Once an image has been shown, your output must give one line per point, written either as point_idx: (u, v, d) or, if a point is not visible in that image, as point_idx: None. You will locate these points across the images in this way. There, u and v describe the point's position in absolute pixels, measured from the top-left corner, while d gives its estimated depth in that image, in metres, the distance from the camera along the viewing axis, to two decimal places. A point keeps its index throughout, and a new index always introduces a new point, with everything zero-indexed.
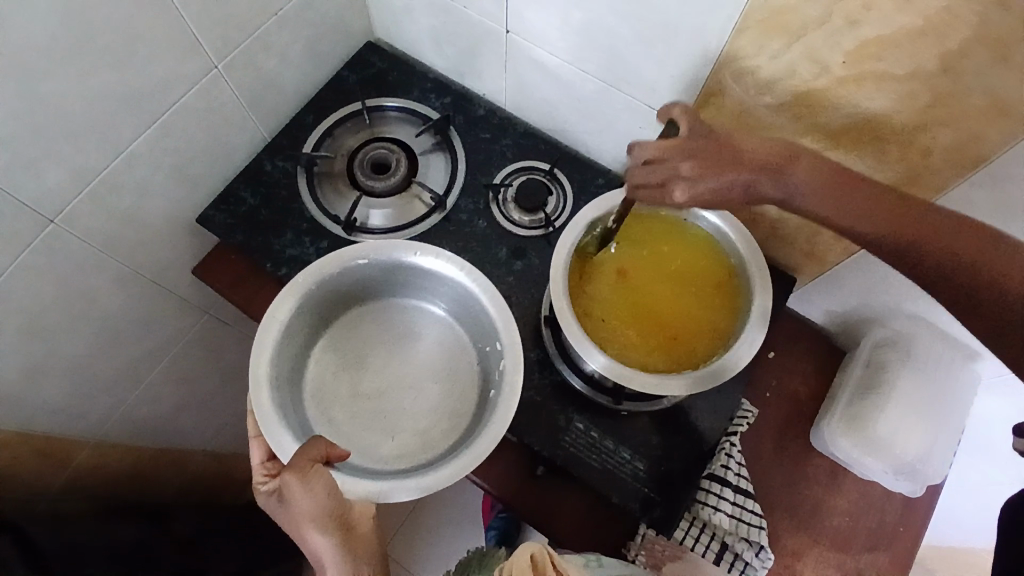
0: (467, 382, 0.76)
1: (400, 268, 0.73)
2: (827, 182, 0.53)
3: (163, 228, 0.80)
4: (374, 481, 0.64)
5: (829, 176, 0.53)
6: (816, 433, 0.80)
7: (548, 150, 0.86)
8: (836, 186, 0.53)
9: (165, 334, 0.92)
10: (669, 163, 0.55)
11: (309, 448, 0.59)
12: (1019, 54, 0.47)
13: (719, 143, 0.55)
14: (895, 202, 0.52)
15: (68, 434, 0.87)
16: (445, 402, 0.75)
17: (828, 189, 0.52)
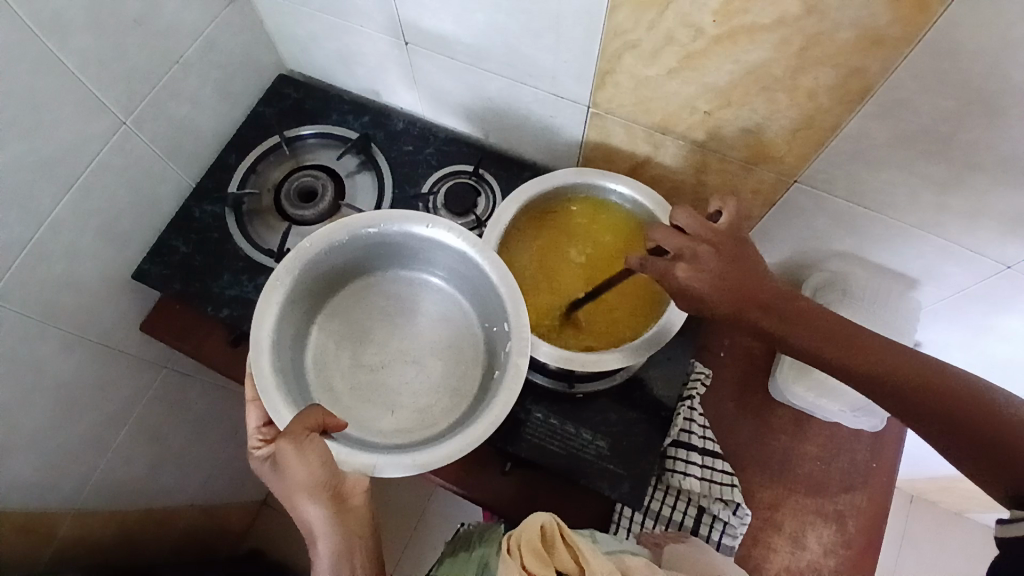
0: (469, 360, 0.73)
1: (409, 238, 0.71)
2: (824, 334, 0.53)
3: (100, 290, 0.80)
4: (372, 454, 0.61)
5: (824, 321, 0.54)
6: (774, 385, 0.81)
7: (471, 152, 0.87)
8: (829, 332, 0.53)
9: (124, 394, 0.92)
10: (688, 240, 0.59)
11: (305, 414, 0.59)
12: None
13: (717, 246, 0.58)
14: (892, 353, 0.52)
15: (46, 508, 0.86)
16: (445, 380, 0.72)
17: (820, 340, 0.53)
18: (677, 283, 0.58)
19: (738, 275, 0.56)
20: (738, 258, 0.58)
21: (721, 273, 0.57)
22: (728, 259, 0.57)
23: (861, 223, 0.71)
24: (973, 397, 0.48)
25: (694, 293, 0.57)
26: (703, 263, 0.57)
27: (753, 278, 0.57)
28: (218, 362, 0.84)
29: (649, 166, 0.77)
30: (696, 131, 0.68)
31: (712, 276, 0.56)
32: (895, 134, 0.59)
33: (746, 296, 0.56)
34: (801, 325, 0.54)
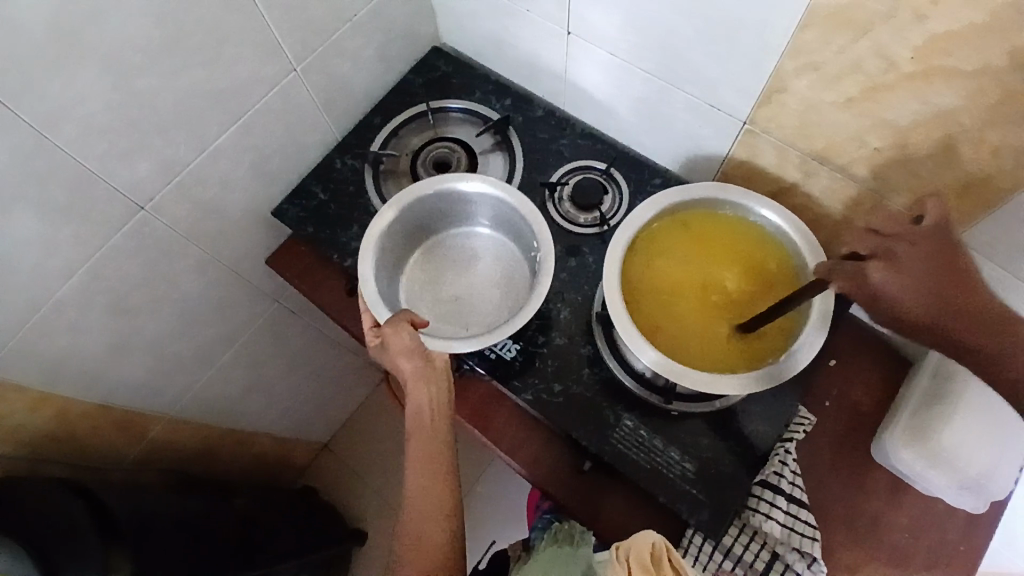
0: (520, 284, 0.80)
1: (453, 198, 0.78)
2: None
3: (241, 219, 0.86)
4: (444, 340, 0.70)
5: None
6: (878, 445, 0.77)
7: (606, 150, 0.87)
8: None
9: (237, 319, 0.99)
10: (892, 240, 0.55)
11: (398, 315, 0.67)
12: None
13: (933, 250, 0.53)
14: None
15: (145, 410, 0.94)
16: (503, 305, 0.79)
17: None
18: (870, 286, 0.54)
19: (947, 284, 0.52)
20: (944, 265, 0.53)
21: (922, 279, 0.52)
22: (937, 259, 0.53)
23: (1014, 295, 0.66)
24: None
25: (892, 295, 0.53)
26: (911, 274, 0.53)
27: (965, 295, 0.51)
28: (331, 307, 0.88)
29: (792, 195, 0.75)
30: (855, 167, 0.65)
31: (909, 279, 0.52)
32: None
33: (946, 315, 0.51)
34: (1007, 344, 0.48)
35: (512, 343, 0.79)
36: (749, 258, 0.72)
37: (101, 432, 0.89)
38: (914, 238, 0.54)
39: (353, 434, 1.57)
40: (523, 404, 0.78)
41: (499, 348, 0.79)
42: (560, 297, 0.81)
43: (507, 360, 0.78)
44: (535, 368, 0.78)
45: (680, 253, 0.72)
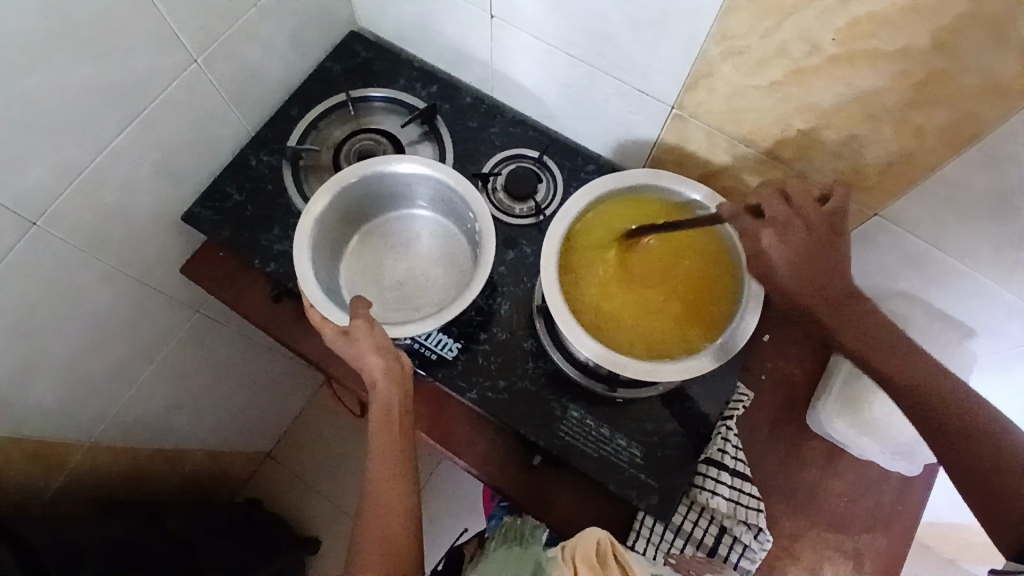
0: (462, 254, 0.77)
1: (371, 186, 0.73)
2: (872, 340, 0.57)
3: (149, 226, 0.79)
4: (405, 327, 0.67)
5: (877, 327, 0.58)
6: (812, 415, 0.81)
7: (537, 137, 0.85)
8: (880, 344, 0.57)
9: (155, 333, 0.91)
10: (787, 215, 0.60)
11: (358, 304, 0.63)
12: (1013, 34, 0.46)
13: (821, 229, 0.60)
14: (933, 377, 0.56)
15: (62, 438, 0.86)
16: (451, 278, 0.76)
17: (870, 353, 0.57)
18: (760, 248, 0.61)
19: (830, 277, 0.59)
20: (826, 242, 0.59)
21: (805, 250, 0.59)
22: (809, 246, 0.59)
23: (930, 265, 0.68)
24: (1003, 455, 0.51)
25: (781, 283, 0.61)
26: (785, 256, 0.60)
27: (828, 270, 0.59)
28: (257, 314, 0.83)
29: (723, 177, 0.75)
30: (783, 149, 0.66)
31: (793, 245, 0.59)
32: (994, 184, 0.56)
33: (812, 286, 0.59)
34: (855, 333, 0.58)
35: (452, 342, 0.77)
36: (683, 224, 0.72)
37: (18, 465, 0.81)
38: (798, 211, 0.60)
39: (297, 440, 1.51)
40: (469, 403, 0.76)
41: (439, 348, 0.77)
42: (498, 290, 0.79)
43: (449, 360, 0.76)
44: (477, 365, 0.76)
45: (611, 243, 0.71)
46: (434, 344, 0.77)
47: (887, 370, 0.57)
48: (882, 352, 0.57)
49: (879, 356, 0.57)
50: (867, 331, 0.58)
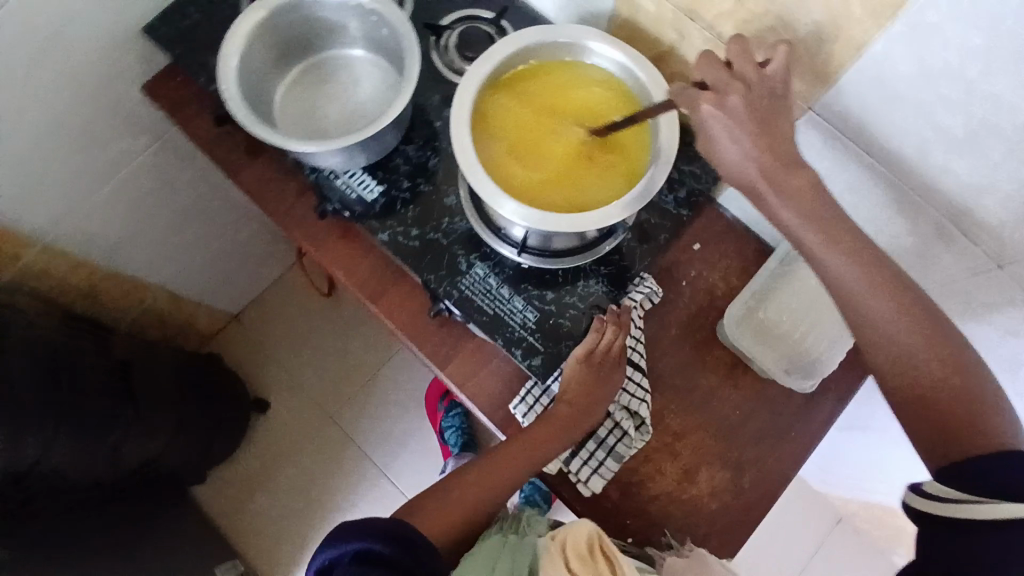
0: (382, 67, 0.78)
1: (267, 37, 0.72)
2: (858, 254, 0.54)
3: (104, 30, 0.80)
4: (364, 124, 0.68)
5: (859, 240, 0.55)
6: (720, 326, 0.80)
7: (499, 1, 0.83)
8: (860, 256, 0.54)
9: (113, 150, 0.95)
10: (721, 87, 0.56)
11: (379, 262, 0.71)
12: None
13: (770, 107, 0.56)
14: (910, 294, 0.54)
15: (12, 232, 0.91)
16: (385, 89, 0.77)
17: (851, 263, 0.54)
18: (700, 118, 0.56)
19: (815, 188, 0.55)
20: (769, 109, 0.55)
21: (753, 137, 0.55)
22: (764, 110, 0.55)
23: (861, 173, 0.65)
24: (954, 359, 0.52)
25: (782, 197, 0.54)
26: (729, 132, 0.55)
27: (791, 167, 0.55)
28: (201, 138, 0.86)
29: (670, 58, 0.72)
30: (721, 22, 0.63)
31: (739, 127, 0.55)
32: (920, 68, 0.53)
33: (776, 180, 0.55)
34: (841, 244, 0.54)
35: (374, 185, 0.78)
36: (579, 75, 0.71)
37: None
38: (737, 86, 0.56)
39: (265, 310, 1.57)
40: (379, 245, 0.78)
41: (361, 188, 0.78)
42: (432, 145, 0.80)
43: (368, 201, 0.78)
44: (394, 211, 0.78)
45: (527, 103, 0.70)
46: (357, 184, 0.78)
47: (856, 287, 0.54)
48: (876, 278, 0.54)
49: (861, 261, 0.54)
50: (849, 243, 0.54)
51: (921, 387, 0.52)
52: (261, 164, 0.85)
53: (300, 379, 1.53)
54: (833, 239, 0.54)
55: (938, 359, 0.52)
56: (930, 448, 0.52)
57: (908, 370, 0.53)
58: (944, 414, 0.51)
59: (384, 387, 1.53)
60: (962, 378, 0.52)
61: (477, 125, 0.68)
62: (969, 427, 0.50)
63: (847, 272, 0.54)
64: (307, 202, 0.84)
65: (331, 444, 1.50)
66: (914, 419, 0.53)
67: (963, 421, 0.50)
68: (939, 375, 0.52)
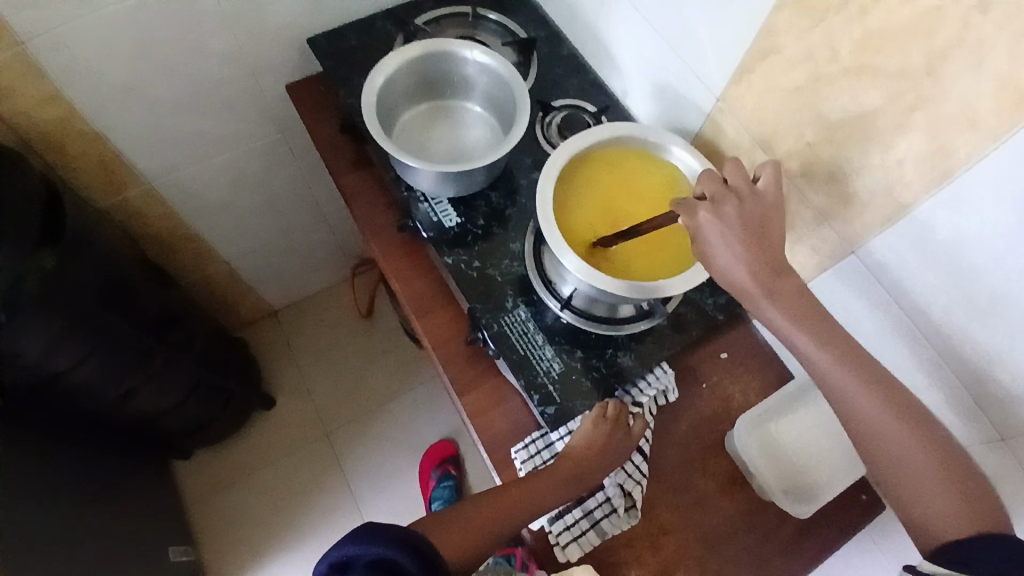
0: (490, 123, 0.90)
1: (404, 78, 0.84)
2: (868, 373, 0.61)
3: (278, 31, 0.96)
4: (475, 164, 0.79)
5: (867, 362, 0.61)
6: (729, 434, 0.82)
7: (604, 101, 0.96)
8: (870, 376, 0.61)
9: (240, 128, 1.08)
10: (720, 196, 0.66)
11: None
12: (993, 60, 0.51)
13: (761, 217, 0.65)
14: (920, 415, 0.59)
15: (131, 167, 1.03)
16: (490, 142, 0.89)
17: (861, 383, 0.60)
18: (695, 221, 0.66)
19: (811, 305, 0.64)
20: (761, 225, 0.64)
21: (741, 238, 0.64)
22: (751, 222, 0.64)
23: (887, 322, 0.71)
24: (931, 441, 0.58)
25: (770, 297, 0.64)
26: (723, 240, 0.64)
27: (775, 261, 0.64)
28: (320, 137, 0.99)
29: None
30: (790, 160, 0.73)
31: (728, 229, 0.64)
32: (956, 233, 0.60)
33: (767, 270, 0.64)
34: (851, 363, 0.61)
35: (454, 215, 0.88)
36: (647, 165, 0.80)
37: (89, 165, 0.98)
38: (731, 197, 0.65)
39: (303, 315, 1.65)
40: (442, 266, 0.86)
41: (441, 215, 0.88)
42: (513, 197, 0.90)
43: (444, 227, 0.87)
44: (463, 241, 0.87)
45: (595, 180, 0.79)
46: (439, 211, 0.88)
47: (866, 406, 0.60)
48: (852, 364, 0.61)
49: (870, 379, 0.60)
50: (859, 364, 0.61)
51: (930, 494, 0.57)
52: (361, 176, 0.97)
53: (310, 388, 1.58)
54: (811, 332, 0.63)
55: (947, 476, 0.56)
56: (924, 523, 0.57)
57: (917, 483, 0.57)
58: (948, 524, 0.55)
59: (385, 420, 1.56)
60: (939, 456, 0.58)
61: (558, 187, 0.77)
62: (963, 531, 0.54)
63: (857, 390, 0.60)
64: (389, 216, 0.94)
65: (316, 459, 1.51)
66: (919, 524, 0.57)
67: (962, 529, 0.54)
68: (948, 491, 0.56)
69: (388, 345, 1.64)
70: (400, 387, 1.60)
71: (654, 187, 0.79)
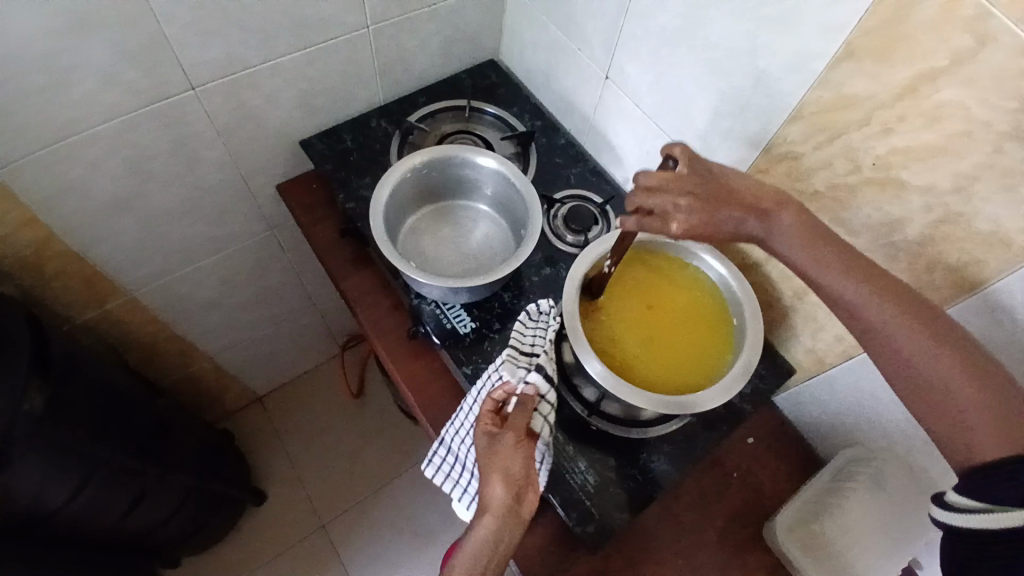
0: (496, 222, 0.89)
1: (408, 186, 0.83)
2: (888, 287, 0.54)
3: (270, 136, 0.93)
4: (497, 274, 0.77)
5: (900, 286, 0.55)
6: (768, 528, 0.81)
7: (608, 190, 0.96)
8: (890, 290, 0.54)
9: (230, 230, 1.04)
10: (669, 195, 0.61)
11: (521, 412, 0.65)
12: None
13: (717, 182, 0.61)
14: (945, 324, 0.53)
15: (115, 280, 0.97)
16: (499, 241, 0.88)
17: (881, 296, 0.54)
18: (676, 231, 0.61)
19: (816, 226, 0.58)
20: (719, 189, 0.61)
21: (706, 213, 0.60)
22: (707, 196, 0.60)
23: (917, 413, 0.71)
24: (964, 353, 0.51)
25: (772, 229, 0.59)
26: (713, 215, 0.60)
27: (746, 190, 0.60)
28: (318, 241, 0.95)
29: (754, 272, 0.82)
30: None
31: (698, 217, 0.60)
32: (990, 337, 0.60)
33: (745, 205, 0.60)
34: (866, 275, 0.55)
35: (468, 320, 0.85)
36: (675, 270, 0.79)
37: (72, 283, 0.91)
38: (696, 180, 0.61)
39: (291, 399, 1.58)
40: (460, 376, 0.83)
41: (455, 321, 0.85)
42: (526, 295, 0.87)
43: (459, 334, 0.84)
44: (481, 348, 0.84)
45: (623, 287, 0.78)
46: (453, 316, 0.85)
47: (889, 320, 0.53)
48: (872, 278, 0.55)
49: (891, 293, 0.54)
50: (884, 282, 0.55)
51: (966, 410, 0.49)
52: (364, 276, 0.94)
53: (303, 476, 1.50)
54: (822, 250, 0.57)
55: (976, 383, 0.49)
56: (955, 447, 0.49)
57: (958, 408, 0.49)
58: (990, 446, 0.47)
59: (383, 505, 1.48)
60: (975, 369, 0.50)
61: (582, 296, 0.76)
62: (996, 454, 0.47)
63: (876, 303, 0.54)
64: (398, 319, 0.91)
65: (314, 554, 1.42)
66: (947, 445, 0.50)
67: (996, 442, 0.47)
68: (978, 400, 0.49)
69: (382, 423, 1.58)
70: (397, 468, 1.53)
71: (682, 293, 0.78)
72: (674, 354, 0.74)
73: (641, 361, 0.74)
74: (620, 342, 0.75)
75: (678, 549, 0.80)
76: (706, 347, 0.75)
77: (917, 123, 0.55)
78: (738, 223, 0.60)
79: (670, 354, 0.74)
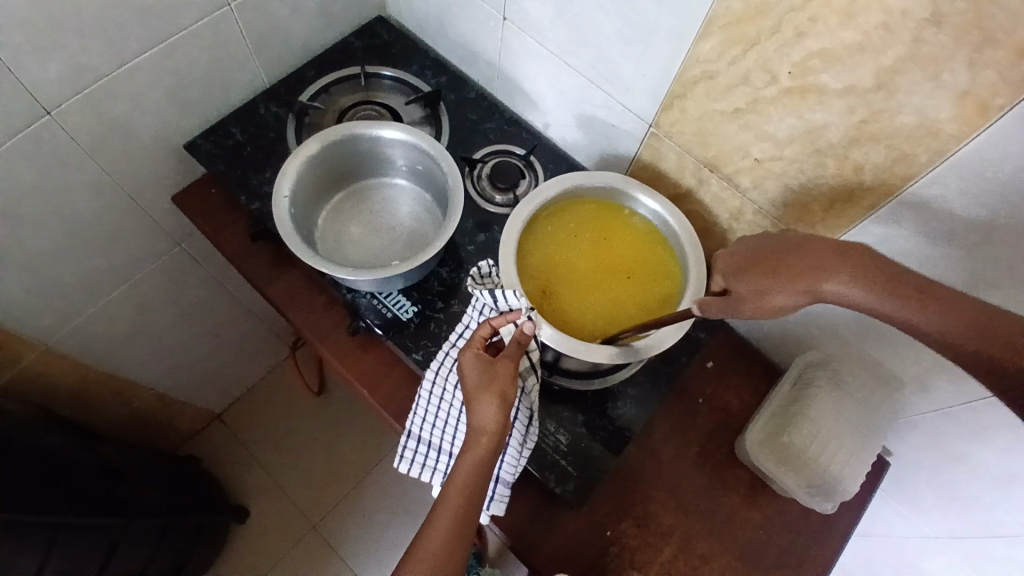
0: (414, 192, 0.83)
1: (310, 179, 0.76)
2: (848, 258, 0.55)
3: (150, 145, 0.83)
4: (427, 253, 0.72)
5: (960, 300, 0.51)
6: (741, 445, 0.83)
7: (528, 138, 0.91)
8: (870, 272, 0.54)
9: (132, 255, 0.95)
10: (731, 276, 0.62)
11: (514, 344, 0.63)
12: (949, 74, 0.49)
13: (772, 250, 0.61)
14: (927, 284, 0.53)
15: (17, 336, 0.87)
16: (422, 212, 0.83)
17: (856, 280, 0.55)
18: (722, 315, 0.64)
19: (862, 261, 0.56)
20: (770, 256, 0.61)
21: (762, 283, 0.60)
22: (764, 265, 0.60)
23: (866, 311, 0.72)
24: None
25: (804, 280, 0.57)
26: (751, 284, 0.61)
27: (799, 251, 0.59)
28: (230, 250, 0.88)
29: (689, 200, 0.80)
30: (740, 177, 0.71)
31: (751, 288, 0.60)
32: (925, 229, 0.60)
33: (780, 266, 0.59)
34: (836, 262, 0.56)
35: (409, 305, 0.81)
36: (609, 215, 0.77)
37: None
38: (756, 254, 0.62)
39: (251, 408, 1.52)
40: (412, 363, 0.79)
41: (395, 308, 0.80)
42: (464, 267, 0.83)
43: (402, 321, 0.80)
44: (429, 330, 0.80)
45: (559, 243, 0.75)
46: (392, 304, 0.80)
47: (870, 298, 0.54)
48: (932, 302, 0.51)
49: (856, 269, 0.55)
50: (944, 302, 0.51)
51: None
52: (289, 278, 0.87)
53: (281, 482, 1.47)
54: (863, 288, 0.54)
55: (965, 326, 0.49)
56: None
57: None
58: None
59: (370, 491, 1.47)
60: None
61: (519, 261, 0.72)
62: None
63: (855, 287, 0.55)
64: (336, 316, 0.86)
65: (312, 555, 1.41)
66: None
67: None
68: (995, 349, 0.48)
69: (351, 411, 1.55)
70: (378, 453, 1.51)
71: (618, 237, 0.76)
72: (621, 302, 0.73)
73: (589, 316, 0.72)
74: (566, 300, 0.72)
75: (661, 483, 0.81)
76: (651, 288, 0.74)
77: (831, 24, 0.52)
78: (781, 278, 0.58)
79: (616, 302, 0.73)
